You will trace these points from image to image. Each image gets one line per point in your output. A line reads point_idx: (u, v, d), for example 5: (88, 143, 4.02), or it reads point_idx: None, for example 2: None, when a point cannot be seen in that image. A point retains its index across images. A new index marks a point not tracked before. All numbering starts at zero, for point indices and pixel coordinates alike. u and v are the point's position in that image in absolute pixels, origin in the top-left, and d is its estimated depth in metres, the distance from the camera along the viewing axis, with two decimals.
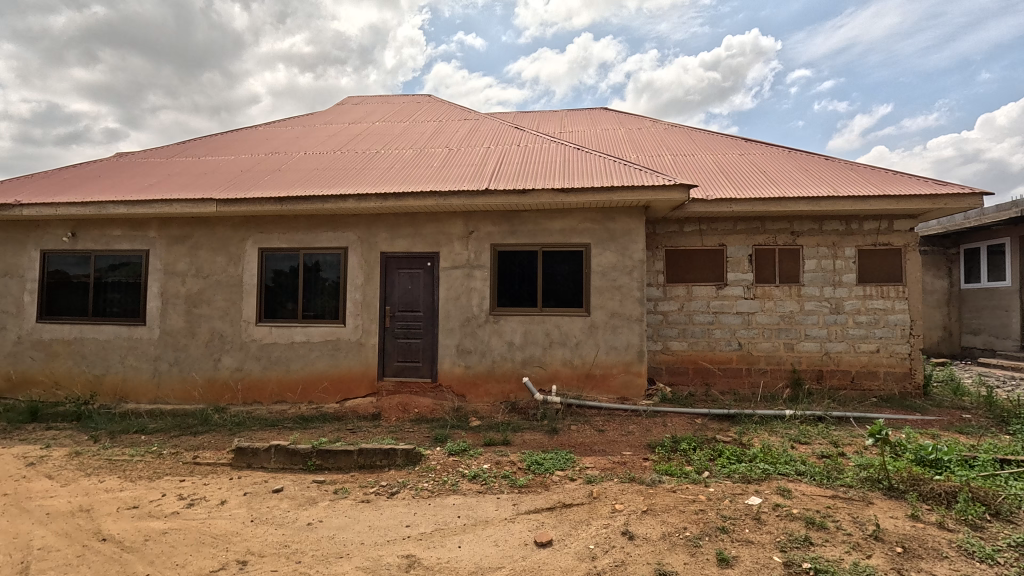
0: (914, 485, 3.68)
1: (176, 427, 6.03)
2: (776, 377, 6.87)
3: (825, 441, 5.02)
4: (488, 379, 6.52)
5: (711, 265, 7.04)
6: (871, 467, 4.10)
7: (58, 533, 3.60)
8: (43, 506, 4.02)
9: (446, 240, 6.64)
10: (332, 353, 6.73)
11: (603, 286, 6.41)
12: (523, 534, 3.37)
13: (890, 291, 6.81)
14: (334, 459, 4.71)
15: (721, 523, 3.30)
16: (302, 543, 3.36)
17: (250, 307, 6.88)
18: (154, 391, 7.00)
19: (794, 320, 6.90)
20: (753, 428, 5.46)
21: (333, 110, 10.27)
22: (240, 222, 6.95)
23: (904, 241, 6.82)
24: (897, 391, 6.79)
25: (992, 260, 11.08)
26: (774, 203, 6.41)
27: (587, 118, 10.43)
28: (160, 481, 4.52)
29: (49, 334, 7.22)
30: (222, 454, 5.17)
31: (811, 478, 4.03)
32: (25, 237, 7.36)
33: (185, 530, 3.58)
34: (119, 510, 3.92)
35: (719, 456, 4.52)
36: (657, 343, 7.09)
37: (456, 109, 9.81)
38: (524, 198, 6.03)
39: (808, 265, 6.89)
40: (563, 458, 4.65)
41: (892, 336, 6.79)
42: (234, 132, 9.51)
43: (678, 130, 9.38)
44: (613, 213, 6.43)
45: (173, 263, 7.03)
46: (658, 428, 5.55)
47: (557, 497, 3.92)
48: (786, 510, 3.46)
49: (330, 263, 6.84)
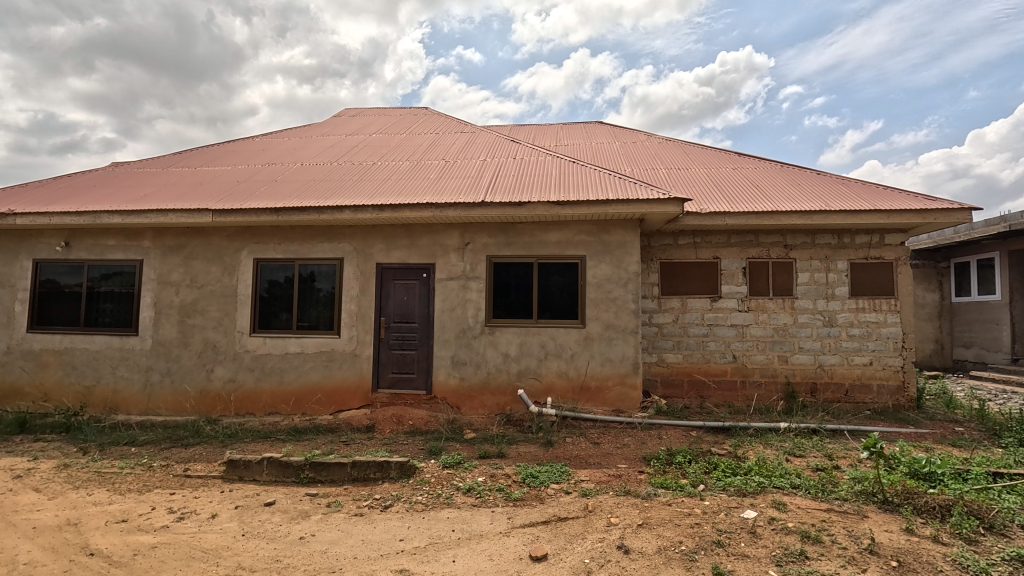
0: (908, 499, 3.69)
1: (167, 439, 5.96)
2: (770, 390, 6.89)
3: (819, 454, 5.04)
4: (484, 392, 6.50)
5: (706, 278, 7.08)
6: (865, 480, 4.11)
7: (45, 547, 3.53)
8: (29, 519, 3.95)
9: (442, 251, 6.66)
10: (325, 365, 6.70)
11: (598, 298, 6.44)
12: (519, 548, 3.34)
13: (883, 304, 6.88)
14: (327, 471, 4.66)
15: (717, 537, 3.29)
16: (295, 557, 3.32)
17: (244, 317, 6.84)
18: (145, 402, 6.93)
19: (788, 332, 6.94)
20: (748, 440, 5.46)
21: (331, 122, 10.33)
22: (235, 232, 6.94)
23: (895, 255, 6.90)
24: (891, 404, 6.81)
25: (982, 275, 11.21)
26: (767, 216, 6.48)
27: (583, 132, 10.53)
28: (150, 494, 4.46)
29: (39, 343, 7.15)
30: (214, 466, 5.11)
31: (806, 491, 4.03)
32: (17, 246, 7.31)
33: (174, 545, 3.52)
34: (108, 523, 3.86)
35: (715, 469, 4.51)
36: (653, 355, 7.10)
37: (453, 122, 9.89)
38: (520, 210, 6.06)
39: (801, 279, 6.96)
40: (559, 471, 4.62)
41: (885, 349, 6.84)
42: (230, 143, 9.50)
43: (672, 144, 9.49)
44: (609, 226, 6.48)
45: (168, 272, 7.00)
46: (653, 440, 5.55)
47: (553, 510, 3.90)
48: (781, 523, 3.45)
49: (325, 274, 6.83)
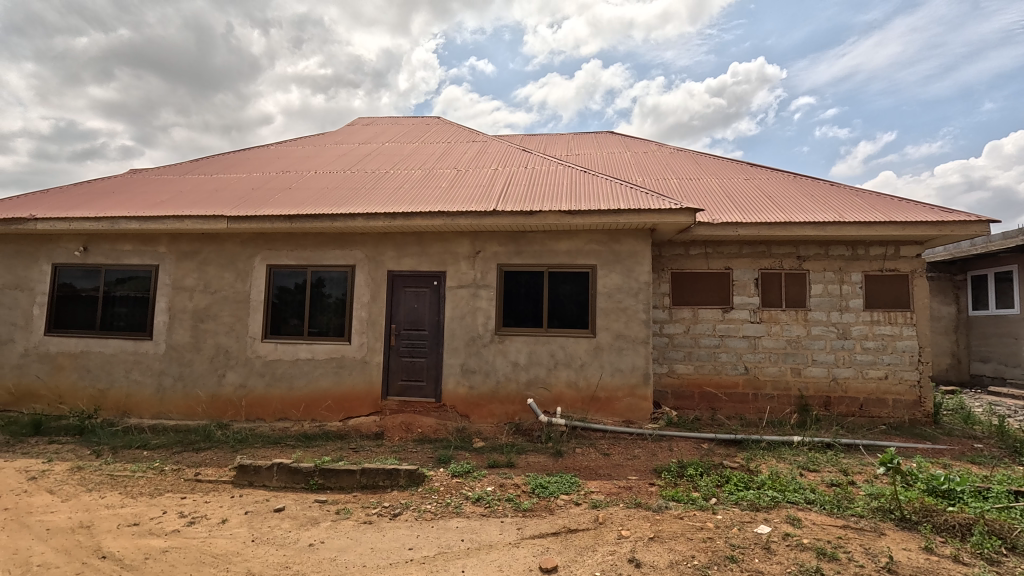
0: (927, 516, 3.62)
1: (178, 443, 5.99)
2: (783, 403, 6.80)
3: (834, 469, 4.95)
4: (493, 400, 6.48)
5: (717, 289, 7.03)
6: (882, 497, 4.02)
7: (58, 549, 3.56)
8: (43, 521, 3.99)
9: (453, 259, 6.69)
10: (335, 371, 6.72)
11: (609, 307, 6.41)
12: (528, 560, 3.31)
13: (898, 317, 6.78)
14: (336, 478, 4.66)
15: (731, 552, 3.24)
16: (304, 564, 3.31)
17: (256, 322, 6.91)
18: (157, 406, 6.99)
19: (801, 345, 6.86)
20: (761, 453, 5.40)
21: (345, 131, 10.47)
22: (249, 239, 7.02)
23: (911, 267, 6.81)
24: (907, 419, 6.69)
25: (1000, 288, 11.01)
26: (779, 228, 6.43)
27: (593, 142, 10.55)
28: (161, 498, 4.48)
29: (55, 346, 7.26)
30: (224, 471, 5.12)
31: (821, 507, 3.95)
32: (36, 250, 7.45)
33: (185, 549, 3.54)
34: (120, 527, 3.88)
35: (727, 483, 4.45)
36: (663, 366, 7.05)
37: (463, 131, 9.96)
38: (531, 219, 6.07)
39: (814, 290, 6.88)
40: (568, 482, 4.58)
41: (901, 363, 6.73)
42: (246, 151, 9.66)
43: (683, 154, 9.48)
44: (619, 236, 6.47)
45: (182, 278, 7.09)
46: (664, 452, 5.49)
47: (563, 521, 3.86)
48: (796, 540, 3.39)
49: (336, 280, 6.88)
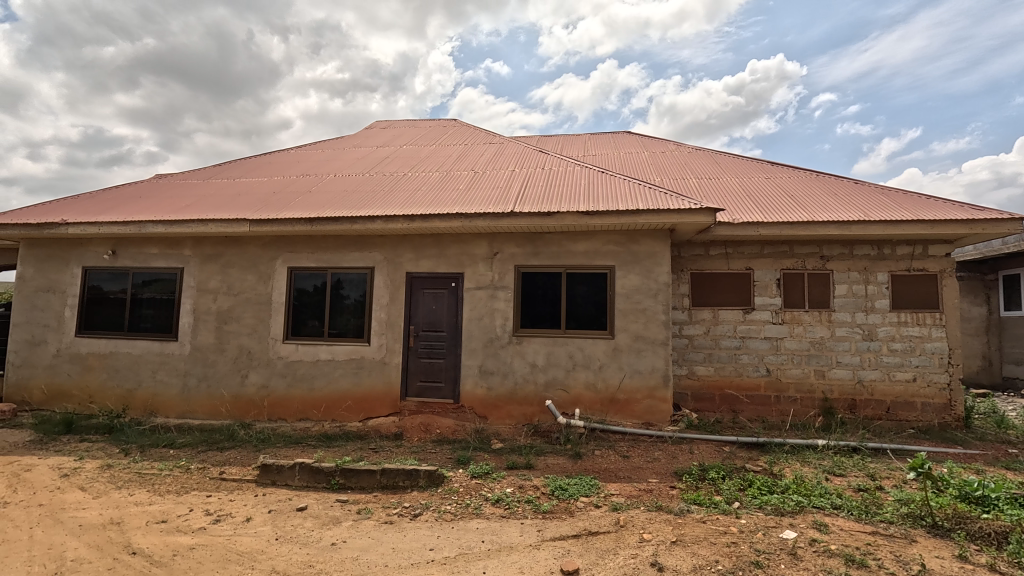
0: (960, 524, 3.52)
1: (203, 442, 6.11)
2: (807, 406, 6.67)
3: (861, 473, 4.83)
4: (511, 401, 6.48)
5: (738, 289, 6.93)
6: (912, 502, 3.92)
7: (90, 545, 3.65)
8: (75, 517, 4.11)
9: (470, 260, 6.71)
10: (355, 372, 6.79)
11: (627, 308, 6.36)
12: (549, 562, 3.29)
13: (927, 318, 6.60)
14: (357, 478, 4.70)
15: (756, 557, 3.18)
16: (327, 563, 3.35)
17: (277, 324, 7.01)
18: (182, 406, 7.14)
19: (825, 346, 6.72)
20: (784, 457, 5.30)
21: (363, 134, 10.60)
22: (270, 241, 7.14)
23: (940, 266, 6.62)
24: (937, 423, 6.50)
25: None
26: (802, 227, 6.31)
27: (610, 142, 10.49)
28: (188, 496, 4.57)
29: (85, 347, 7.47)
30: (248, 470, 5.21)
31: (848, 512, 3.86)
32: (68, 254, 7.68)
33: (211, 546, 3.60)
34: (148, 524, 3.97)
35: (750, 486, 4.38)
36: (683, 367, 6.97)
37: (480, 133, 9.99)
38: (549, 220, 6.05)
39: (838, 291, 6.74)
40: (588, 484, 4.55)
41: (930, 365, 6.55)
42: (267, 155, 9.83)
43: (701, 153, 9.37)
44: (638, 236, 6.42)
45: (205, 280, 7.24)
46: (685, 455, 5.42)
47: (583, 524, 3.84)
48: (823, 546, 3.32)
49: (356, 282, 6.95)
